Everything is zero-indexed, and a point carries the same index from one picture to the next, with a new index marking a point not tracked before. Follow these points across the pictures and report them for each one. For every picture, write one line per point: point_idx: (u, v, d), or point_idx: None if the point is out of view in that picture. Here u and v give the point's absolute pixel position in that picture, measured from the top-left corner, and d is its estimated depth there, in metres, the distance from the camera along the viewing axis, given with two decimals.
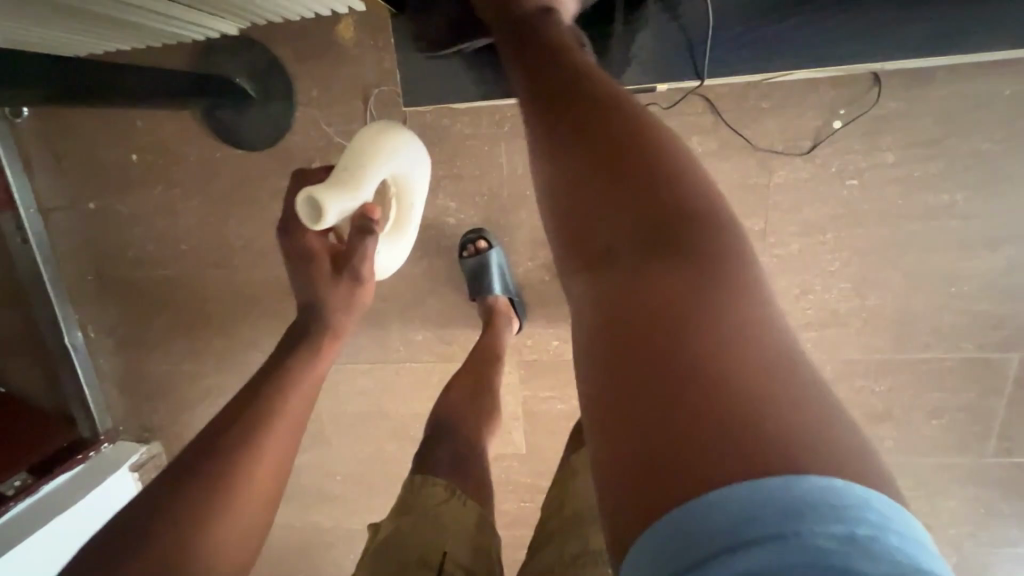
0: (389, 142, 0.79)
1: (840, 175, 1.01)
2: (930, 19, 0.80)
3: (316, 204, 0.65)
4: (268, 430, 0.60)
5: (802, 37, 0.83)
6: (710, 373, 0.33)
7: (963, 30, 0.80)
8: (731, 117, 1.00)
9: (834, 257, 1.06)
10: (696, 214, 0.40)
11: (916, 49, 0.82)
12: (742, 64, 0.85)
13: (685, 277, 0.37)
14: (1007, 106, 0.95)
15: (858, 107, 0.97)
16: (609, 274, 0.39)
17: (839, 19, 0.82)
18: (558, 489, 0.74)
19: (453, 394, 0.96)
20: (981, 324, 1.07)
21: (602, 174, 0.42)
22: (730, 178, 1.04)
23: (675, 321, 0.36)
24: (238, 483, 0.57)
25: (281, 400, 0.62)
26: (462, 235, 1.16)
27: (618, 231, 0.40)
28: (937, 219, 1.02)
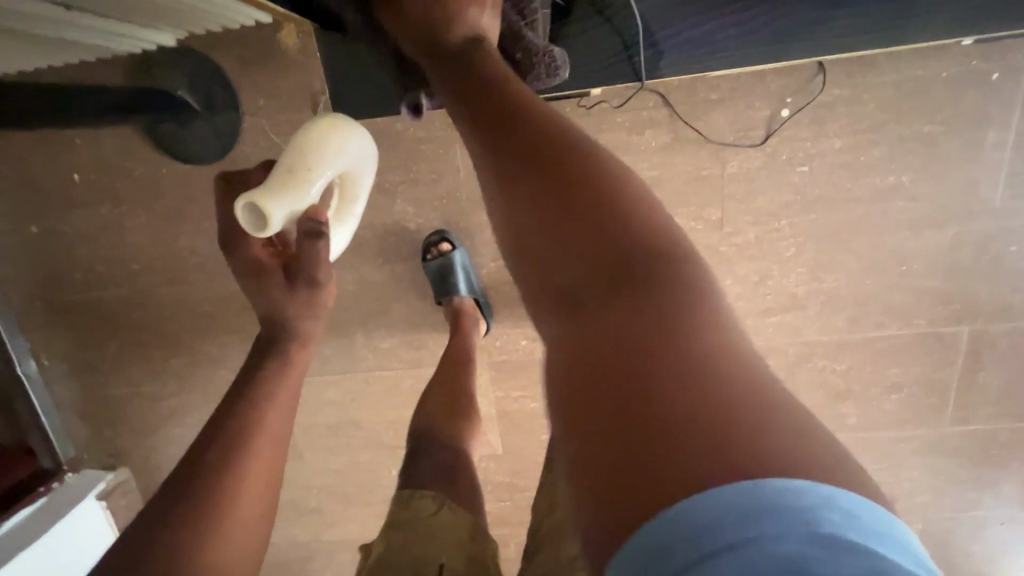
0: (334, 135, 0.75)
1: (790, 162, 1.03)
2: (846, 13, 0.85)
3: (258, 210, 0.63)
4: (249, 448, 0.59)
5: (728, 36, 0.88)
6: (680, 358, 0.37)
7: (880, 24, 0.85)
8: (683, 110, 1.01)
9: (790, 243, 1.08)
10: (650, 250, 0.44)
11: (836, 43, 0.87)
12: (674, 64, 0.90)
13: (648, 310, 0.41)
14: (945, 88, 0.98)
15: (804, 96, 0.99)
16: (580, 320, 0.43)
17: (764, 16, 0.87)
18: (549, 491, 0.74)
19: (432, 404, 0.95)
20: (931, 300, 1.11)
21: (550, 204, 0.47)
22: (685, 170, 1.05)
23: (647, 351, 0.39)
24: (230, 502, 0.56)
25: (259, 414, 0.61)
26: (424, 238, 1.15)
27: (568, 245, 0.45)
28: (884, 201, 1.05)
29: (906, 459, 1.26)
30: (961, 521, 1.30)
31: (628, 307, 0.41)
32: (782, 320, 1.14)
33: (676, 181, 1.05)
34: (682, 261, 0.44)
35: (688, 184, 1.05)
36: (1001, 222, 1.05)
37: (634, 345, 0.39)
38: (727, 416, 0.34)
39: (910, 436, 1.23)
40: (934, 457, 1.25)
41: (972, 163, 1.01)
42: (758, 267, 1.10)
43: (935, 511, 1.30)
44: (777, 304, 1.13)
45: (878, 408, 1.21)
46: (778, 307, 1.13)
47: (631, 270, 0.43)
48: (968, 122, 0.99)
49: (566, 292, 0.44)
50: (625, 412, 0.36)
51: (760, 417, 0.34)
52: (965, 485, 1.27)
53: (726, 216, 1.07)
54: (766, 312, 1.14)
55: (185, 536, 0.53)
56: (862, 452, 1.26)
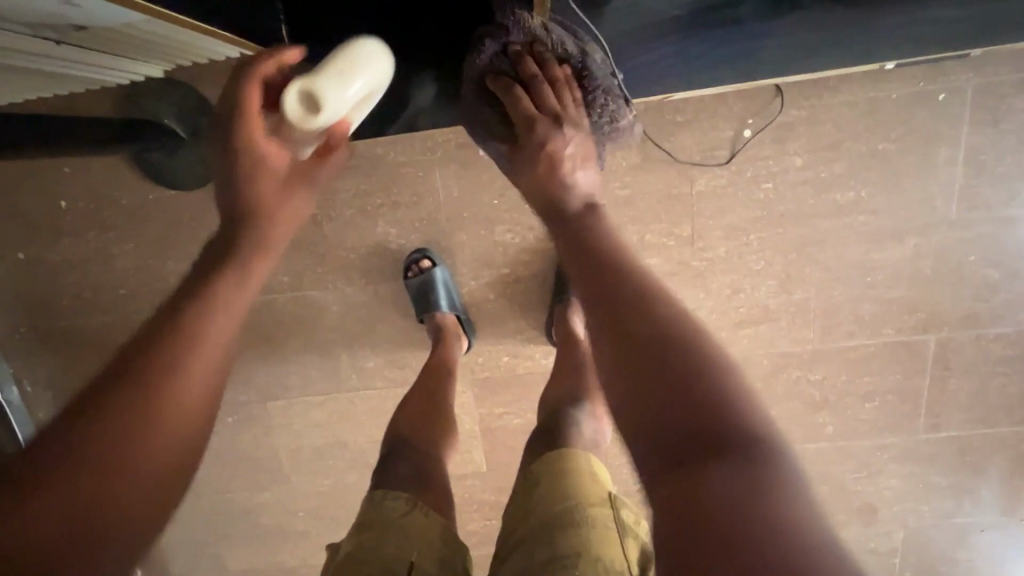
0: (365, 48, 0.78)
1: (755, 179, 1.08)
2: (793, 36, 0.89)
3: (310, 100, 0.69)
4: (179, 372, 0.47)
5: (680, 61, 0.91)
6: (739, 515, 0.40)
7: (826, 47, 0.89)
8: (650, 131, 1.06)
9: (759, 257, 1.12)
10: (727, 410, 0.46)
11: (783, 66, 0.91)
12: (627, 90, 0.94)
13: (722, 467, 0.43)
14: (896, 109, 1.03)
15: (764, 117, 1.04)
16: (660, 466, 0.46)
17: (712, 41, 0.90)
18: (523, 494, 0.76)
19: (409, 408, 0.96)
20: (897, 310, 1.15)
21: (629, 354, 0.52)
22: (655, 188, 1.09)
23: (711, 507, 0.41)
24: (145, 432, 0.44)
25: (197, 330, 0.49)
26: (406, 257, 1.18)
27: (647, 393, 0.49)
28: (847, 215, 1.09)
29: (885, 468, 1.28)
30: (943, 528, 1.31)
31: (699, 458, 0.44)
32: (756, 332, 1.18)
33: (648, 199, 1.09)
34: (751, 423, 0.46)
35: (659, 202, 1.10)
36: (958, 233, 1.10)
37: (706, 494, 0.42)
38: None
39: (887, 444, 1.26)
40: (911, 465, 1.27)
41: (926, 178, 1.07)
42: (730, 280, 1.14)
43: (917, 519, 1.31)
44: (750, 316, 1.17)
45: (854, 417, 1.24)
46: (751, 319, 1.17)
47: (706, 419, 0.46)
48: (920, 140, 1.05)
49: (648, 431, 0.48)
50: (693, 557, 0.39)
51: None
52: (944, 492, 1.29)
53: (697, 232, 1.11)
54: (740, 324, 1.17)
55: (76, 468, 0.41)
56: (842, 461, 1.28)
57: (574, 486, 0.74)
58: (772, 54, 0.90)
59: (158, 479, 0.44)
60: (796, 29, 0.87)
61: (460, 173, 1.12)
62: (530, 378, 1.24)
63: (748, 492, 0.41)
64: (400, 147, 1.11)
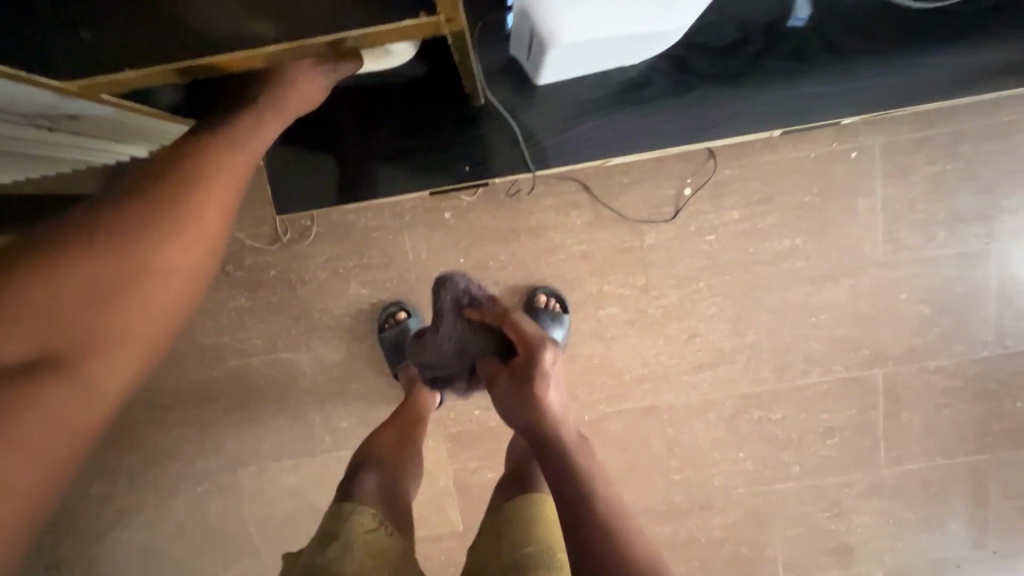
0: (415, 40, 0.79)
1: (699, 232, 1.18)
2: (712, 110, 0.97)
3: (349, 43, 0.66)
4: (180, 233, 0.51)
5: (610, 131, 0.99)
6: None
7: (739, 119, 0.97)
8: (600, 192, 1.16)
9: (709, 303, 1.20)
10: None
11: (702, 134, 0.99)
12: (565, 157, 1.00)
13: None
14: (816, 166, 1.15)
15: (701, 176, 1.16)
16: None
17: (640, 116, 0.98)
18: (488, 537, 0.77)
19: (382, 436, 0.94)
20: (844, 348, 1.22)
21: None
22: (609, 243, 1.18)
23: None
24: (149, 269, 0.49)
25: (198, 196, 0.53)
26: (379, 314, 1.22)
27: None
28: (785, 261, 1.19)
29: (854, 505, 1.30)
30: (919, 566, 1.32)
31: None
32: (715, 375, 1.24)
33: (602, 252, 1.18)
34: None
35: (614, 256, 1.18)
36: (887, 274, 1.19)
37: None
38: None
39: (853, 481, 1.29)
40: (879, 501, 1.30)
41: (851, 225, 1.17)
42: (685, 326, 1.21)
43: (893, 558, 1.32)
44: (708, 359, 1.23)
45: (818, 454, 1.28)
46: (709, 362, 1.23)
47: None
48: (841, 193, 1.16)
49: None
50: None
51: None
52: (915, 527, 1.31)
53: (650, 282, 1.19)
54: (700, 368, 1.23)
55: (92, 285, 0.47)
56: (813, 501, 1.30)
57: (538, 537, 0.74)
58: (680, 127, 0.98)
59: (162, 301, 0.50)
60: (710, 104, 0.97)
61: (427, 235, 1.19)
62: (503, 431, 1.26)
63: None
64: (370, 213, 1.19)
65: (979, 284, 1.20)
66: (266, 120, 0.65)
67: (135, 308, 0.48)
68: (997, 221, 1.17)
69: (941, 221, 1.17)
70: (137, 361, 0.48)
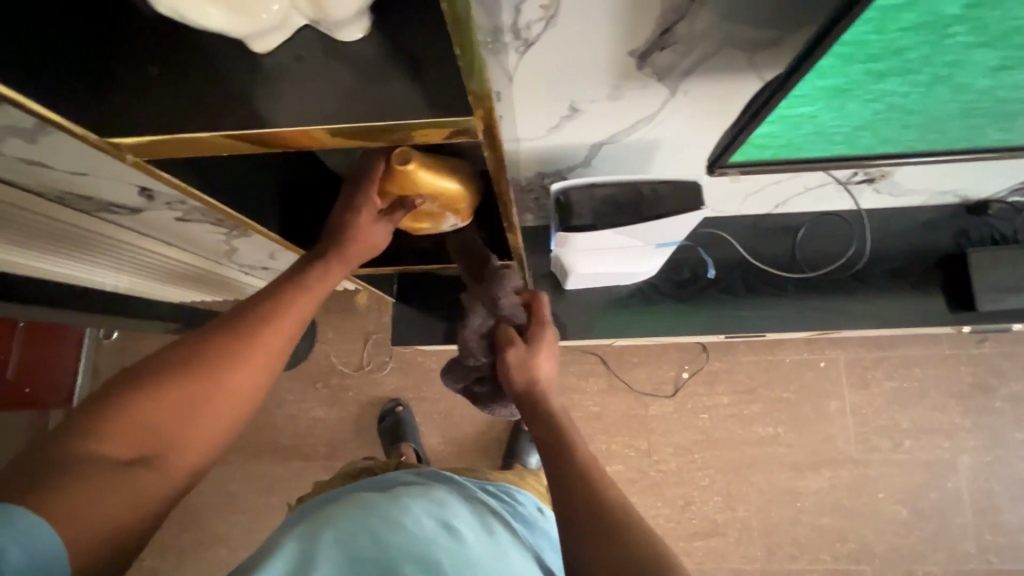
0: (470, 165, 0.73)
1: (694, 410, 1.43)
2: (761, 308, 0.97)
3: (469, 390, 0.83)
4: (267, 322, 0.57)
5: (650, 322, 0.99)
6: (617, 534, 0.49)
7: (784, 309, 0.97)
8: (615, 366, 1.45)
9: (704, 473, 1.40)
10: (616, 521, 0.50)
11: (746, 327, 0.97)
12: (595, 333, 0.99)
13: (611, 533, 0.49)
14: (791, 368, 1.42)
15: (696, 364, 1.44)
16: (578, 515, 0.52)
17: (682, 306, 0.99)
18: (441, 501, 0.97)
19: None
20: (828, 538, 1.35)
21: (570, 481, 0.56)
22: (619, 408, 1.44)
23: (613, 545, 0.48)
24: (249, 343, 0.55)
25: (294, 291, 0.60)
26: (382, 406, 1.50)
27: (577, 495, 0.54)
28: (768, 447, 1.40)
29: None
30: None
31: (601, 511, 0.52)
32: (708, 545, 1.37)
33: (613, 416, 1.44)
34: (624, 510, 0.52)
35: (622, 421, 1.43)
36: (863, 470, 1.37)
37: (614, 546, 0.48)
38: (621, 553, 0.47)
39: None
40: None
41: (824, 421, 1.39)
42: (683, 492, 1.39)
43: None
44: (701, 528, 1.37)
45: None
46: (703, 532, 1.37)
47: (600, 527, 0.50)
48: (813, 395, 1.41)
49: (593, 521, 0.51)
50: (599, 550, 0.49)
51: (619, 549, 0.48)
52: None
53: (653, 447, 1.42)
54: (694, 535, 1.37)
55: (212, 360, 0.53)
56: None
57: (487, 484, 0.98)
58: (718, 320, 0.98)
59: (238, 382, 0.54)
60: (757, 305, 0.97)
61: None
62: None
63: (614, 515, 0.51)
64: (434, 357, 1.51)
65: (952, 494, 1.34)
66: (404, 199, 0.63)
67: (229, 382, 0.54)
68: (959, 438, 1.35)
69: (907, 430, 1.37)
70: (198, 446, 0.52)
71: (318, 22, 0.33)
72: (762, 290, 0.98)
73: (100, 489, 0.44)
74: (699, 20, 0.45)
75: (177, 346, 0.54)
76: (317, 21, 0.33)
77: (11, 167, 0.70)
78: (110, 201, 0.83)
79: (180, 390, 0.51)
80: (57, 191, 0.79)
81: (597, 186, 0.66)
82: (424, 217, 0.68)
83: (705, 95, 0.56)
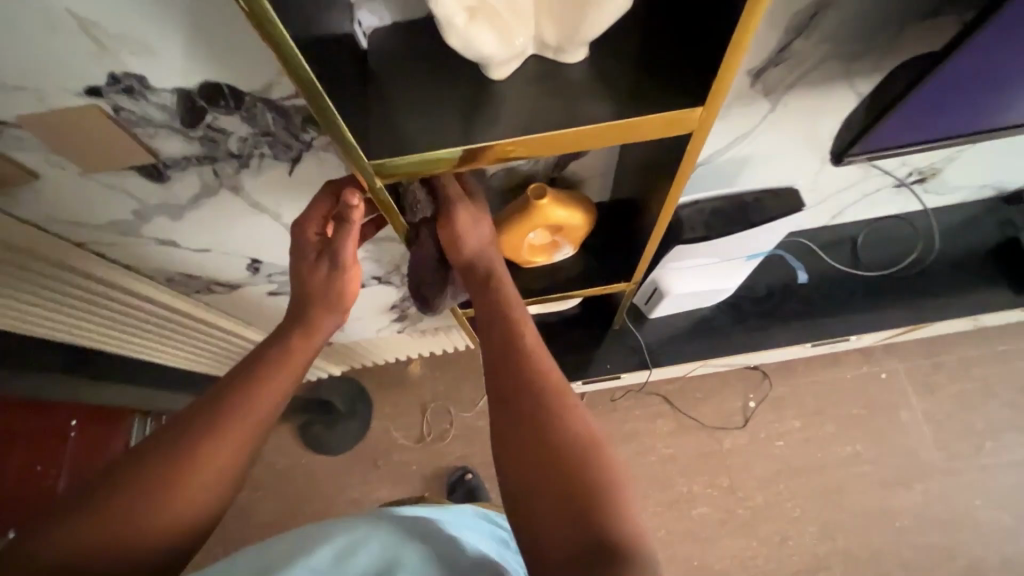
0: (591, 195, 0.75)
1: (769, 438, 1.40)
2: (837, 316, 1.01)
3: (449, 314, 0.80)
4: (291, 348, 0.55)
5: (735, 342, 1.02)
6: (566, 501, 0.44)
7: (858, 313, 1.01)
8: (681, 404, 1.44)
9: (794, 504, 1.35)
10: (566, 474, 0.44)
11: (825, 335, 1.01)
12: (684, 358, 1.02)
13: (553, 497, 0.44)
14: (854, 383, 1.42)
15: (761, 392, 1.44)
16: (522, 472, 0.45)
17: (761, 323, 1.02)
18: None
19: None
20: (936, 556, 1.29)
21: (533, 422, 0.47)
22: (693, 447, 1.41)
23: (559, 505, 0.43)
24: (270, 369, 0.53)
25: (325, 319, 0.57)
26: (449, 476, 1.45)
27: (535, 439, 0.46)
28: (852, 467, 1.37)
29: None
30: None
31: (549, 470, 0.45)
32: None
33: (689, 456, 1.40)
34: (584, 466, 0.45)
35: (698, 460, 1.40)
36: (952, 479, 1.34)
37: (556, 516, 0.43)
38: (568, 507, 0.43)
39: None
40: None
41: (900, 433, 1.38)
42: (778, 528, 1.34)
43: None
44: (804, 565, 1.31)
45: None
46: (807, 569, 1.30)
47: (547, 482, 0.44)
48: (883, 407, 1.40)
49: (534, 478, 0.45)
50: (545, 506, 0.44)
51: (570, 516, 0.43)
52: None
53: (736, 483, 1.38)
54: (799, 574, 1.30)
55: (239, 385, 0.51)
56: None
57: None
58: (797, 330, 1.01)
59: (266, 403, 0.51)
60: (833, 312, 1.01)
61: None
62: None
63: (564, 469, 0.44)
64: None
65: None
66: (523, 233, 0.67)
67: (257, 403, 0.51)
68: None
69: (984, 431, 1.36)
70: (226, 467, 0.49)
71: (555, 47, 0.39)
72: (834, 298, 1.02)
73: (144, 503, 0.45)
74: (814, 34, 0.53)
75: (229, 374, 0.53)
76: (556, 46, 0.39)
77: (136, 248, 0.73)
78: (217, 278, 0.85)
79: (221, 426, 0.49)
80: (169, 272, 0.82)
81: (702, 201, 0.72)
82: (538, 250, 0.72)
83: (803, 106, 0.64)
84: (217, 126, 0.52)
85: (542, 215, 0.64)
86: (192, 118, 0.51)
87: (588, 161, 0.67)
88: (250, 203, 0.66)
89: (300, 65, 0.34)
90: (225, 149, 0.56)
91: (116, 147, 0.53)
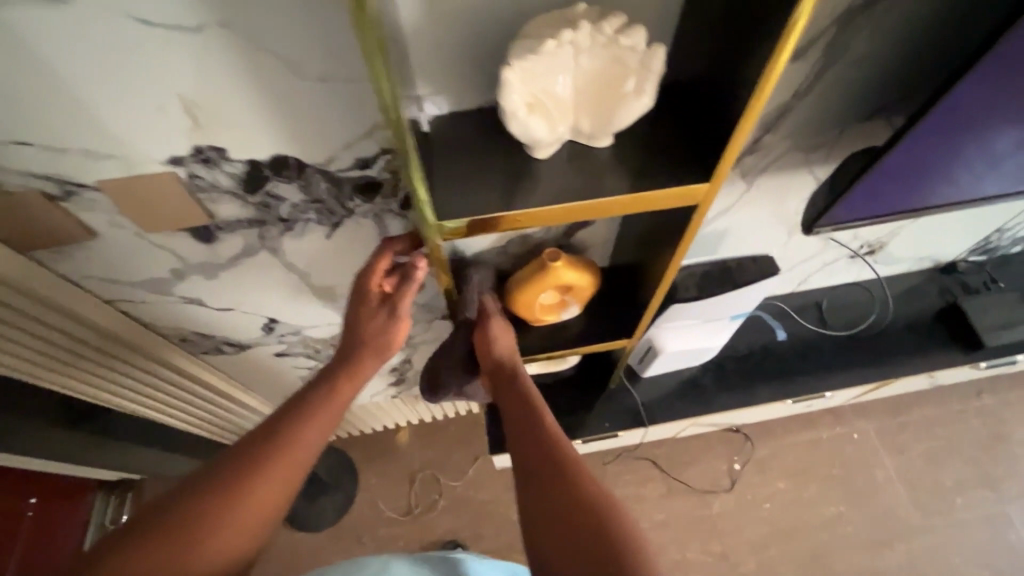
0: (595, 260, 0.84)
1: (756, 501, 1.43)
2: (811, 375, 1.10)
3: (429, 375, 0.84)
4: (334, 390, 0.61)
5: (722, 401, 1.09)
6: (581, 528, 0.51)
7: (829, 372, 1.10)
8: (670, 468, 1.46)
9: (785, 569, 1.36)
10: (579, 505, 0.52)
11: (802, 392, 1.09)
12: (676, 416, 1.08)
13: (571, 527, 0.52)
14: (830, 444, 1.49)
15: (744, 454, 1.48)
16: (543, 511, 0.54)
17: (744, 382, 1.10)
18: None
19: None
20: None
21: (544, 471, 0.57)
22: (684, 512, 1.42)
23: (578, 531, 0.51)
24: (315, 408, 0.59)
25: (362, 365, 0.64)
26: (439, 551, 1.40)
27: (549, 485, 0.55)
28: (837, 528, 1.40)
29: None
30: None
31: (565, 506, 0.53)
32: None
33: (680, 521, 1.41)
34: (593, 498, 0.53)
35: (690, 525, 1.41)
36: (930, 537, 1.38)
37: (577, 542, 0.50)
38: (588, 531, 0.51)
39: None
40: None
41: (877, 492, 1.44)
42: None
43: None
44: None
45: None
46: None
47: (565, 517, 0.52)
48: (859, 467, 1.47)
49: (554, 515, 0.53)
50: (566, 535, 0.51)
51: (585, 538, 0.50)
52: None
53: (728, 548, 1.38)
54: None
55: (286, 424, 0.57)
56: None
57: None
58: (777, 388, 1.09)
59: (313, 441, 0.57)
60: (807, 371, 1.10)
61: None
62: None
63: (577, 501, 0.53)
64: (486, 487, 1.46)
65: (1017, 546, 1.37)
66: (537, 292, 0.74)
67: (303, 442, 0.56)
68: (999, 487, 1.43)
69: (953, 488, 1.43)
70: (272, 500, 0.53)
71: (589, 134, 0.48)
72: (806, 358, 1.11)
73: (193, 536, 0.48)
74: (781, 129, 0.64)
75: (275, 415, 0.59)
76: (589, 133, 0.47)
77: (162, 305, 0.75)
78: (230, 338, 0.87)
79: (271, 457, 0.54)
80: (184, 332, 0.83)
81: (692, 267, 0.86)
82: (547, 310, 0.78)
83: (773, 186, 0.75)
84: (275, 193, 0.59)
85: (555, 276, 0.72)
86: (255, 187, 0.57)
87: (594, 230, 0.76)
88: (284, 264, 0.71)
89: (396, 124, 0.40)
90: (276, 215, 0.62)
91: (178, 211, 0.58)
